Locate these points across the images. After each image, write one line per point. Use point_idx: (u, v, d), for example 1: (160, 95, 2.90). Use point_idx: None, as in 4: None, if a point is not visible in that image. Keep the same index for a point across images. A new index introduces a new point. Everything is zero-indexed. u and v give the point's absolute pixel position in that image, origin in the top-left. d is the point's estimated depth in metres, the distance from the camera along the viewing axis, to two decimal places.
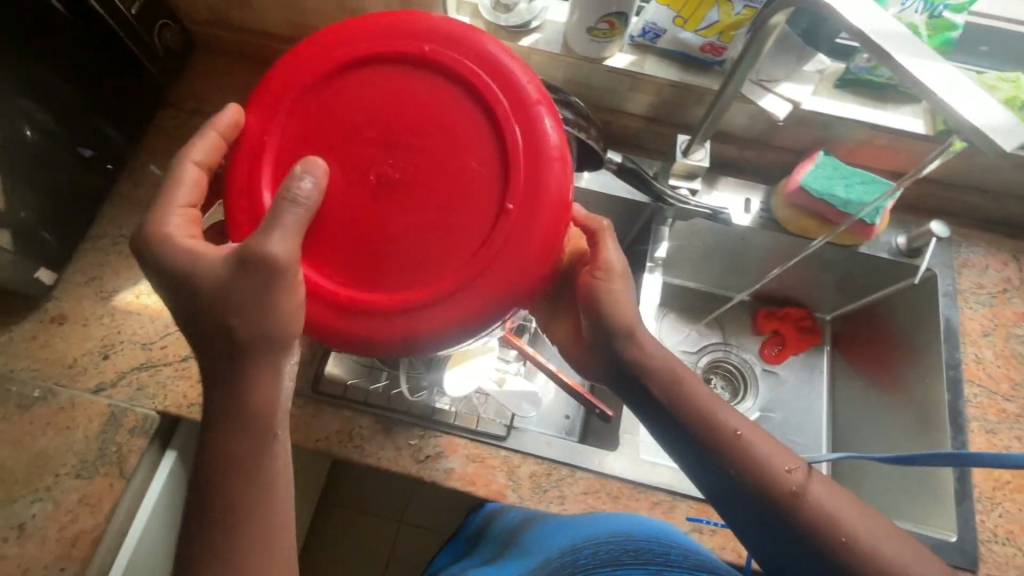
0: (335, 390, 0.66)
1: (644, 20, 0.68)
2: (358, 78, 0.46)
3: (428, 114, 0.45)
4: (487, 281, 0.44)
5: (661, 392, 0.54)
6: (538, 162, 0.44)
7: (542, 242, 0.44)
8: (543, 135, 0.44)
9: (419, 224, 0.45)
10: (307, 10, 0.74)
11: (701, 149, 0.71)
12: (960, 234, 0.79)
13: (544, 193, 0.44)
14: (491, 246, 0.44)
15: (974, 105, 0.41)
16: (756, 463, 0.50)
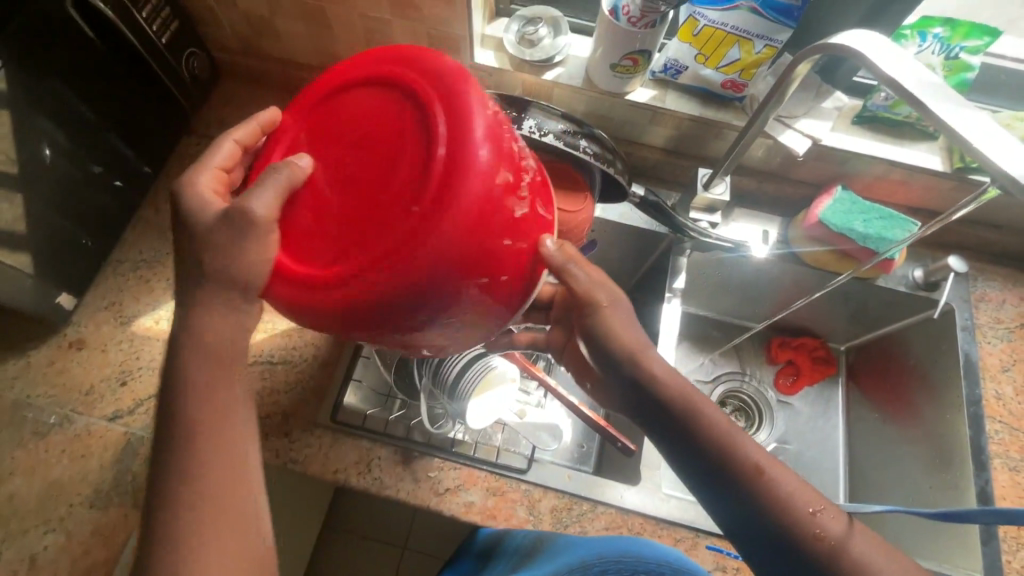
0: (353, 420, 0.65)
1: (666, 56, 0.70)
2: (348, 89, 0.43)
3: (388, 107, 0.40)
4: (378, 294, 0.37)
5: (681, 420, 0.49)
6: (458, 177, 0.36)
7: (442, 259, 0.36)
8: (468, 153, 0.36)
9: (339, 215, 0.40)
10: (334, 42, 0.76)
11: (722, 182, 0.72)
12: (976, 268, 0.80)
13: (452, 211, 0.36)
14: (385, 257, 0.37)
15: (1012, 154, 0.42)
16: (781, 503, 0.46)
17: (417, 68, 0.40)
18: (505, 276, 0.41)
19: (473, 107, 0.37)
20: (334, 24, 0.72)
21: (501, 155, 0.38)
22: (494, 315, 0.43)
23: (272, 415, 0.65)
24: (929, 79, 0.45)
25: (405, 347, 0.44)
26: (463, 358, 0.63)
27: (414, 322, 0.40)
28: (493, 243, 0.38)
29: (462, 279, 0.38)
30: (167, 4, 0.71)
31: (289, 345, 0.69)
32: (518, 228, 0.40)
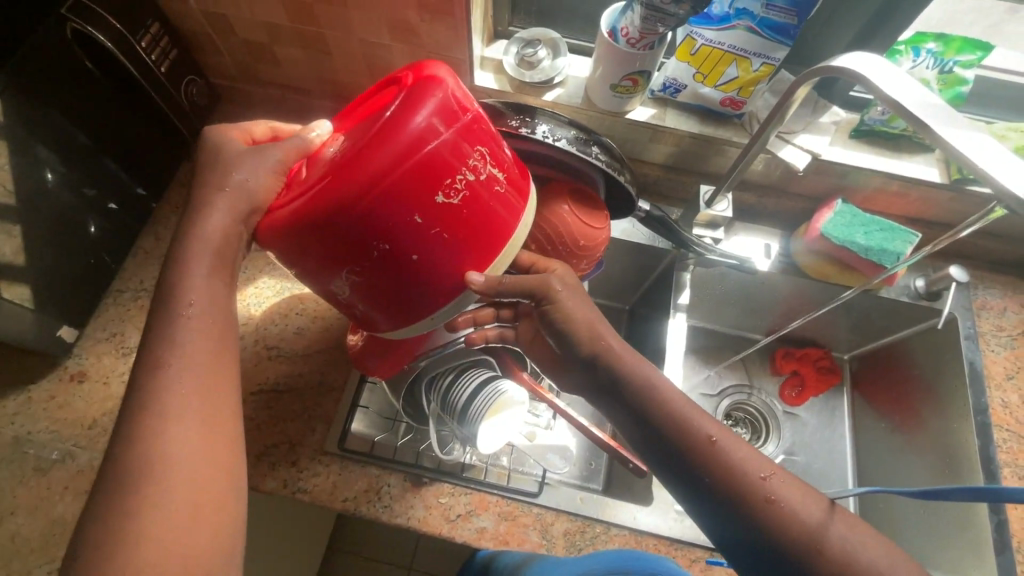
0: (362, 447, 0.65)
1: (665, 75, 0.71)
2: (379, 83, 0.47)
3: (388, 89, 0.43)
4: (295, 227, 0.39)
5: (629, 394, 0.50)
6: (391, 136, 0.37)
7: (346, 202, 0.37)
8: (408, 119, 0.37)
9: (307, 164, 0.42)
10: (335, 68, 0.76)
11: (724, 199, 0.73)
12: (976, 276, 0.81)
13: (367, 163, 0.37)
14: (308, 194, 0.38)
15: (1014, 174, 0.42)
16: (730, 469, 0.47)
17: (424, 62, 0.42)
18: (424, 249, 0.41)
19: (441, 91, 0.39)
20: (334, 50, 0.72)
21: (446, 136, 0.38)
22: (417, 286, 0.43)
23: (279, 445, 0.64)
24: (936, 104, 0.46)
25: (335, 298, 0.44)
26: (472, 382, 0.61)
27: (326, 263, 0.40)
28: (411, 208, 0.38)
29: (370, 230, 0.38)
30: (165, 32, 0.71)
31: (294, 373, 0.68)
32: (447, 206, 0.40)
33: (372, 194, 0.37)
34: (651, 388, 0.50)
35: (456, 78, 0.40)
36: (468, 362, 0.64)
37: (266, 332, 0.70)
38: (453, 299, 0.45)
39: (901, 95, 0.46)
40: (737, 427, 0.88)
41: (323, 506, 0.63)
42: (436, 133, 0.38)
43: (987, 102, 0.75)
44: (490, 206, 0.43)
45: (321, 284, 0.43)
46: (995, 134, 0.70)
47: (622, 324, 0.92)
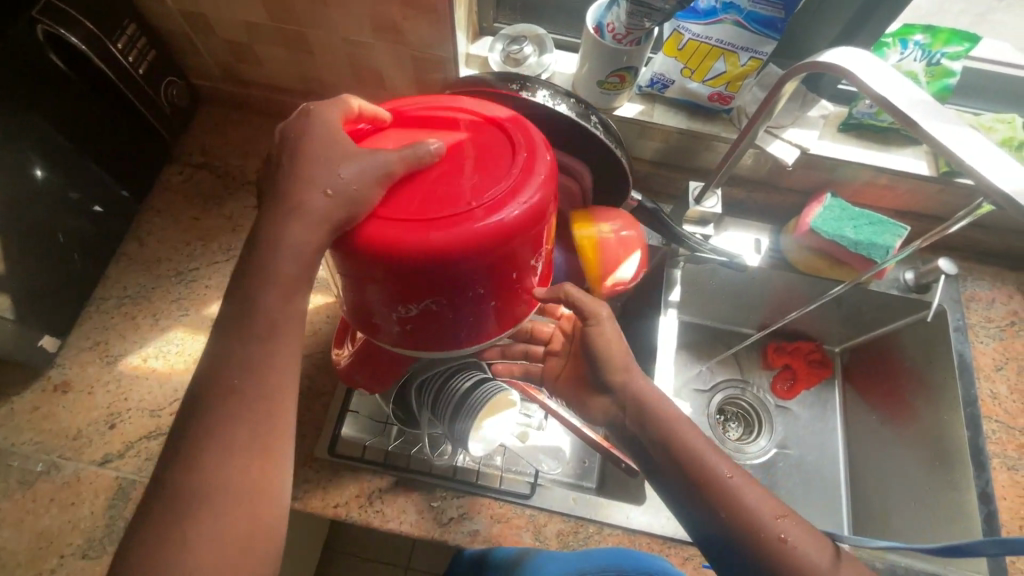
0: (353, 452, 0.64)
1: (652, 71, 0.70)
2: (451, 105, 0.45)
3: (482, 132, 0.42)
4: (409, 262, 0.37)
5: (650, 429, 0.52)
6: (514, 209, 0.38)
7: (477, 254, 0.38)
8: (541, 190, 0.40)
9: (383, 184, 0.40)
10: (318, 67, 0.75)
11: (713, 195, 0.73)
12: (965, 268, 0.81)
13: (504, 221, 0.38)
14: (409, 232, 0.37)
15: (999, 170, 0.43)
16: (741, 507, 0.48)
17: (528, 124, 0.43)
18: (492, 301, 0.43)
19: (553, 172, 0.41)
20: (317, 49, 0.71)
21: (548, 216, 0.41)
22: (474, 327, 0.45)
23: None
24: (926, 101, 0.46)
25: (379, 321, 0.44)
26: (462, 385, 0.60)
27: (398, 296, 0.40)
28: (504, 270, 0.41)
29: (463, 282, 0.39)
30: (143, 33, 0.69)
31: None
32: (524, 270, 0.43)
33: (500, 252, 0.39)
34: (666, 423, 0.52)
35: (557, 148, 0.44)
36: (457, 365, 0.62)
37: None
38: (495, 340, 0.48)
39: (893, 93, 0.46)
40: (729, 422, 0.89)
41: (314, 513, 0.62)
42: (552, 207, 0.41)
43: (974, 93, 0.75)
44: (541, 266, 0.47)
45: (389, 309, 0.42)
46: (982, 126, 0.70)
47: None
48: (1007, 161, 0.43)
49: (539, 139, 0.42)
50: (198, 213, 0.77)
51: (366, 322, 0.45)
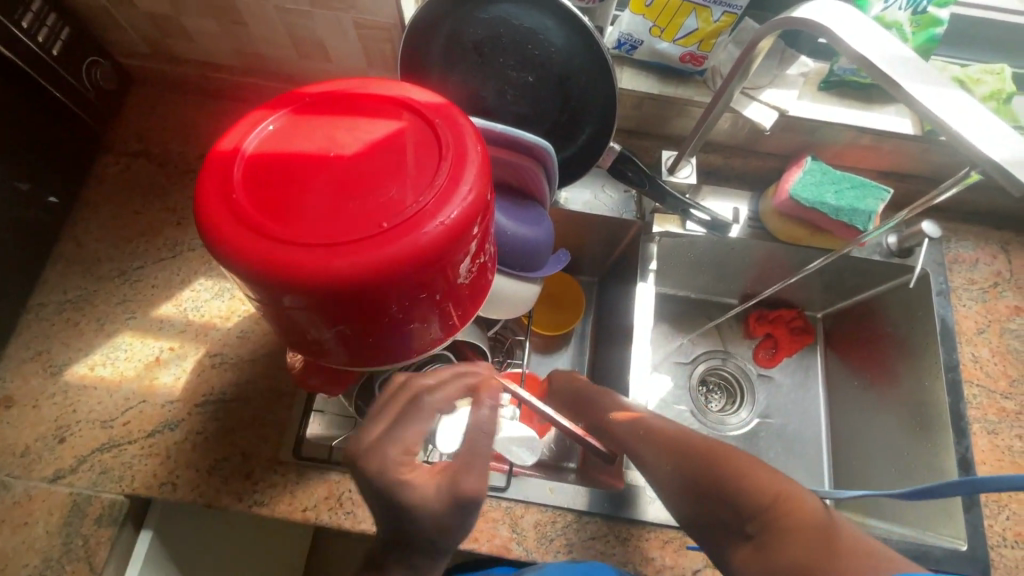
0: (318, 453, 0.62)
1: (620, 31, 0.65)
2: (370, 104, 0.43)
3: (406, 135, 0.41)
4: (328, 286, 0.36)
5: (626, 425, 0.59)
6: (448, 217, 0.37)
7: (403, 276, 0.37)
8: (471, 203, 0.38)
9: (296, 196, 0.37)
10: (254, 41, 0.68)
11: (687, 165, 0.69)
12: (949, 229, 0.78)
13: (429, 238, 0.37)
14: (336, 253, 0.36)
15: (985, 135, 0.39)
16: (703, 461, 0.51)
17: (455, 119, 0.42)
18: (433, 311, 0.43)
19: (485, 174, 0.40)
20: (251, 21, 0.65)
21: (482, 220, 0.41)
22: (406, 342, 0.44)
23: (231, 457, 0.61)
24: (909, 59, 0.42)
25: (308, 338, 0.42)
26: None
27: (329, 316, 0.39)
28: (443, 281, 0.40)
29: (399, 299, 0.38)
30: (53, 9, 0.62)
31: (241, 381, 0.64)
32: (462, 279, 0.43)
33: (426, 272, 0.38)
34: (661, 428, 0.56)
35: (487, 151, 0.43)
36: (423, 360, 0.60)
37: (206, 339, 0.66)
38: (435, 348, 0.48)
39: (872, 49, 0.42)
40: (711, 394, 0.88)
41: (283, 518, 0.60)
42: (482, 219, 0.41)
43: (960, 42, 0.71)
44: (480, 273, 0.47)
45: (314, 329, 0.40)
46: (970, 78, 0.67)
47: (593, 297, 0.89)
48: (999, 125, 0.40)
49: (467, 142, 0.41)
50: (139, 207, 0.72)
51: (293, 339, 0.43)
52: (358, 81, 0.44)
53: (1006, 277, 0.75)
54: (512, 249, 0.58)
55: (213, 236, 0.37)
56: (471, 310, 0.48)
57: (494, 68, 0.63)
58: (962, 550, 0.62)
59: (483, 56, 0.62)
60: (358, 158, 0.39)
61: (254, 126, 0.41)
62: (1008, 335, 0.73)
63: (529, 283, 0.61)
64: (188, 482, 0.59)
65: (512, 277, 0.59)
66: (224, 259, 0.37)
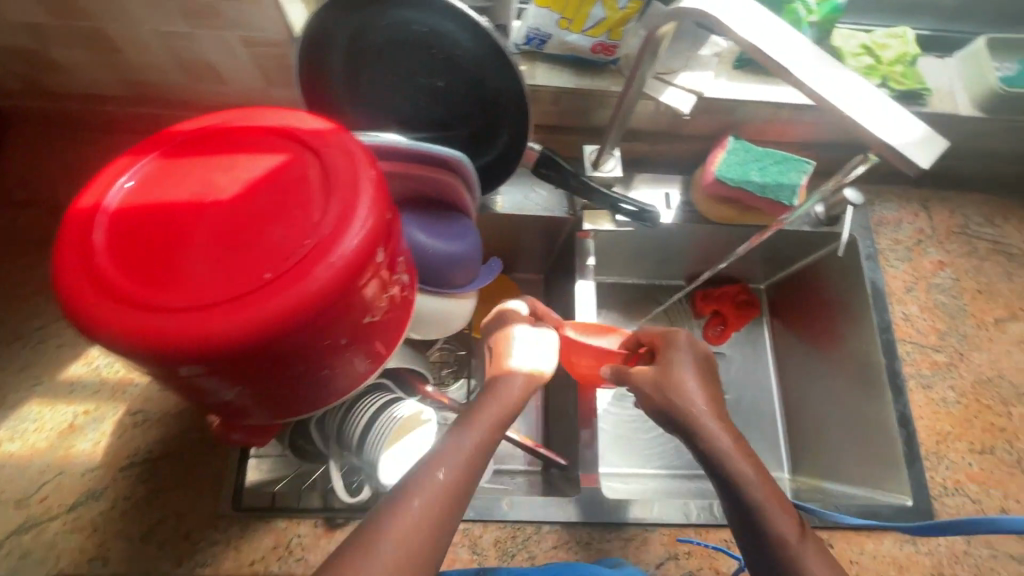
0: (260, 501, 0.59)
1: (527, 26, 0.62)
2: (248, 139, 0.39)
3: (288, 169, 0.38)
4: (214, 350, 0.33)
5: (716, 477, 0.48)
6: (340, 257, 0.35)
7: (299, 327, 0.34)
8: (366, 237, 0.36)
9: (167, 255, 0.34)
10: (136, 68, 0.63)
11: (611, 157, 0.67)
12: (872, 192, 0.80)
13: (321, 283, 0.34)
14: (216, 314, 0.33)
15: (878, 118, 0.39)
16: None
17: (343, 145, 0.39)
18: (347, 352, 0.40)
19: (380, 202, 0.38)
20: (128, 47, 0.59)
21: (383, 251, 0.38)
22: (323, 387, 0.42)
23: (166, 520, 0.57)
24: (820, 60, 0.41)
25: (212, 399, 0.39)
26: (364, 414, 0.56)
27: (225, 377, 0.35)
28: (348, 321, 0.37)
29: (300, 349, 0.36)
30: None
31: (169, 436, 0.60)
32: (372, 316, 0.40)
33: (325, 317, 0.35)
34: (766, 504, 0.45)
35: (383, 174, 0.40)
36: (358, 391, 0.58)
37: (124, 396, 0.61)
38: (361, 385, 0.46)
39: (782, 53, 0.40)
40: None
41: None
42: (382, 250, 0.38)
43: (862, 9, 0.72)
44: (397, 304, 0.44)
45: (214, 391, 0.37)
46: (877, 43, 0.68)
47: (540, 295, 0.88)
48: (908, 114, 0.39)
49: (356, 169, 0.38)
50: (33, 261, 0.66)
51: (199, 401, 0.40)
52: (234, 113, 0.41)
53: (928, 234, 0.78)
54: (435, 266, 0.56)
55: (77, 310, 0.33)
56: (393, 341, 0.46)
57: (399, 76, 0.59)
58: (907, 505, 0.65)
59: (386, 65, 0.59)
60: (234, 202, 0.36)
61: (115, 178, 0.37)
62: (935, 290, 0.75)
63: (458, 298, 0.59)
64: (120, 554, 0.55)
65: (439, 295, 0.57)
66: (93, 334, 0.33)
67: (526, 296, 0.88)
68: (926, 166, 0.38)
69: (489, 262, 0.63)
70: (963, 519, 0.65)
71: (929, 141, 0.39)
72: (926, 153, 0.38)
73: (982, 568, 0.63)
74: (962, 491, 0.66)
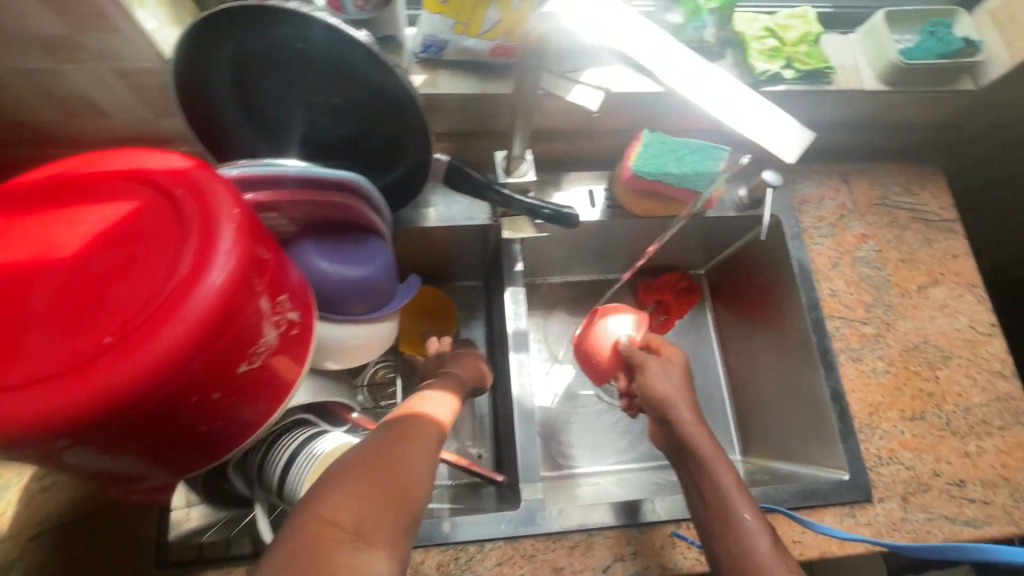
0: (188, 555, 0.56)
1: (422, 34, 0.60)
2: (94, 186, 0.36)
3: (139, 217, 0.35)
4: (62, 426, 0.31)
5: (690, 459, 0.57)
6: (194, 310, 0.32)
7: (156, 390, 0.32)
8: (224, 284, 0.33)
9: (5, 328, 0.32)
10: (5, 108, 0.58)
11: (525, 162, 0.66)
12: (794, 171, 0.81)
13: (174, 341, 0.32)
14: (57, 386, 0.30)
15: (747, 116, 0.39)
16: (750, 553, 0.49)
17: (198, 184, 0.36)
18: (233, 404, 0.38)
19: (242, 242, 0.35)
20: None
21: (251, 296, 0.36)
22: (217, 443, 0.39)
23: None
24: (672, 51, 0.40)
25: (91, 469, 0.37)
26: (283, 455, 0.53)
27: (89, 450, 0.33)
28: (221, 374, 0.35)
29: (167, 412, 0.33)
30: None
31: (81, 498, 0.56)
32: (254, 362, 0.38)
33: (188, 375, 0.33)
34: (722, 483, 0.54)
35: (249, 209, 0.37)
36: (278, 430, 0.55)
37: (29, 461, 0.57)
38: (265, 430, 0.43)
39: (634, 46, 0.39)
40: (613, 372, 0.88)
41: None
42: (251, 293, 0.36)
43: None
44: (290, 342, 0.42)
45: (87, 463, 0.35)
46: (780, 25, 0.68)
47: (481, 302, 0.87)
48: (773, 111, 0.40)
49: (213, 209, 0.35)
50: None
51: (76, 473, 0.38)
52: (81, 158, 0.38)
53: (850, 209, 0.79)
54: (344, 294, 0.55)
55: None
56: (293, 381, 0.43)
57: (291, 96, 0.57)
58: (845, 480, 0.66)
59: (275, 87, 0.56)
60: (76, 261, 0.33)
61: None
62: (859, 263, 0.76)
63: (375, 322, 0.59)
64: None
65: (353, 321, 0.57)
66: None
67: (466, 305, 0.87)
68: (792, 160, 0.38)
69: (408, 280, 0.62)
70: (898, 487, 0.66)
71: (794, 135, 0.39)
72: (789, 148, 0.39)
73: (917, 532, 0.64)
74: (896, 459, 0.67)
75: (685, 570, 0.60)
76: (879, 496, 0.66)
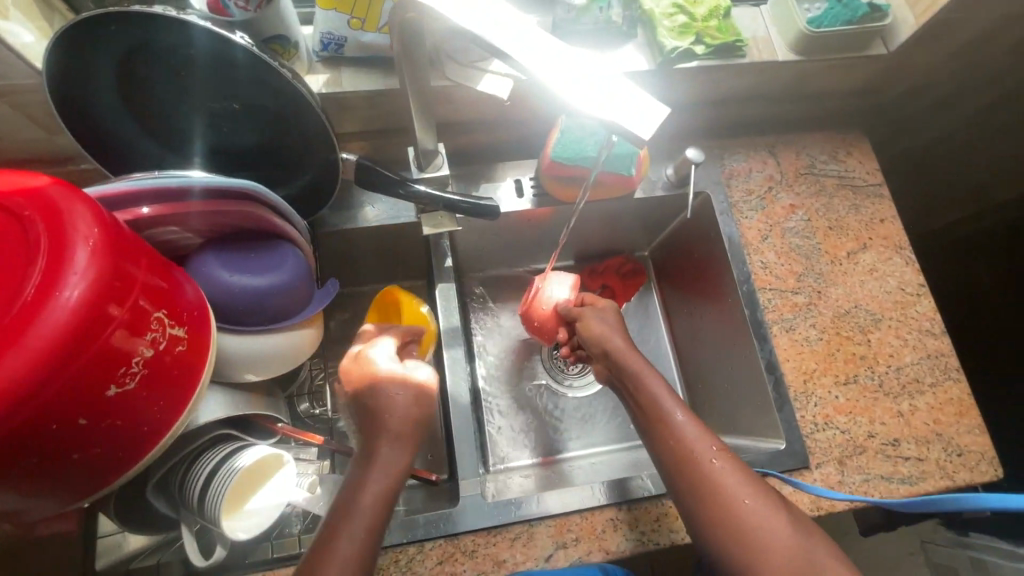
0: None
1: (319, 32, 0.59)
2: None
3: None
4: None
5: (626, 378, 0.59)
6: (42, 333, 0.31)
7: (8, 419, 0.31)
8: (76, 303, 0.32)
9: None
10: None
11: (438, 155, 0.64)
12: (720, 146, 0.81)
13: (23, 367, 0.31)
14: None
15: (606, 96, 0.39)
16: (685, 442, 0.52)
17: (50, 201, 0.35)
18: (114, 425, 0.37)
19: (99, 258, 0.34)
20: None
21: (115, 313, 0.34)
22: (105, 466, 0.38)
23: None
24: (533, 37, 0.40)
25: None
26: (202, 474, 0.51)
27: None
28: (89, 395, 0.34)
29: (29, 440, 0.32)
30: None
31: None
32: (132, 380, 0.37)
33: (45, 400, 0.32)
34: (657, 394, 0.56)
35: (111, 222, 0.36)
36: (198, 449, 0.53)
37: None
38: (164, 449, 0.42)
39: (494, 32, 0.39)
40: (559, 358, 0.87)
41: None
42: (115, 309, 0.34)
43: None
44: (179, 356, 0.40)
45: None
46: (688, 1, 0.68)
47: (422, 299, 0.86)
48: (634, 93, 0.40)
49: (65, 226, 0.34)
50: None
51: None
52: None
53: (778, 180, 0.79)
54: (252, 304, 0.54)
55: None
56: (190, 395, 0.42)
57: (184, 105, 0.55)
58: (781, 449, 0.67)
59: (166, 96, 0.54)
60: None
61: None
62: (789, 234, 0.77)
63: (291, 330, 0.57)
64: None
65: (266, 331, 0.55)
66: None
67: None
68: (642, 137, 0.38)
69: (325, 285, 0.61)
70: (835, 452, 0.67)
71: (654, 115, 0.39)
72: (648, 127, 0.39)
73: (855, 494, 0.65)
74: (831, 424, 0.68)
75: (628, 551, 0.60)
76: (816, 462, 0.66)
